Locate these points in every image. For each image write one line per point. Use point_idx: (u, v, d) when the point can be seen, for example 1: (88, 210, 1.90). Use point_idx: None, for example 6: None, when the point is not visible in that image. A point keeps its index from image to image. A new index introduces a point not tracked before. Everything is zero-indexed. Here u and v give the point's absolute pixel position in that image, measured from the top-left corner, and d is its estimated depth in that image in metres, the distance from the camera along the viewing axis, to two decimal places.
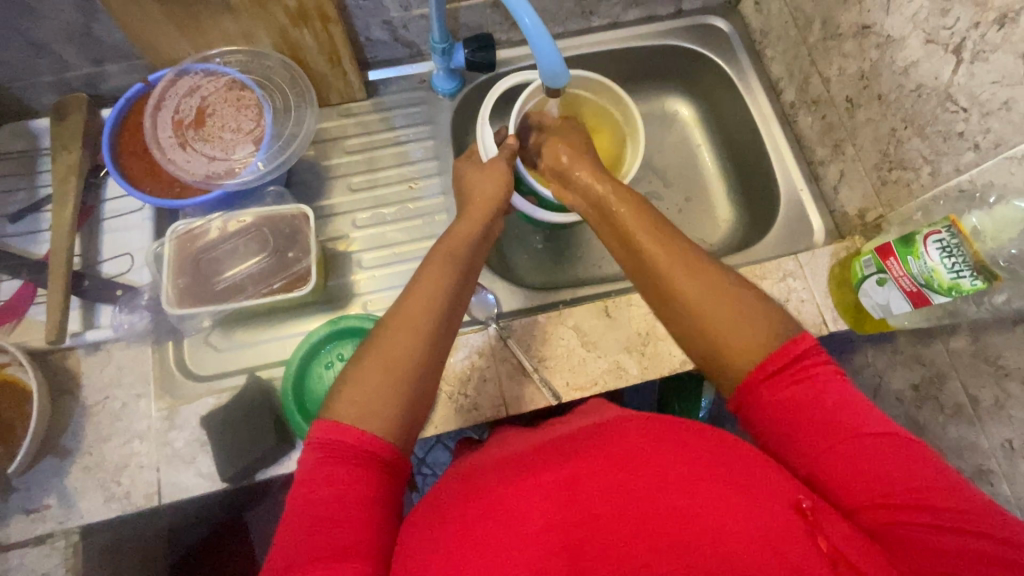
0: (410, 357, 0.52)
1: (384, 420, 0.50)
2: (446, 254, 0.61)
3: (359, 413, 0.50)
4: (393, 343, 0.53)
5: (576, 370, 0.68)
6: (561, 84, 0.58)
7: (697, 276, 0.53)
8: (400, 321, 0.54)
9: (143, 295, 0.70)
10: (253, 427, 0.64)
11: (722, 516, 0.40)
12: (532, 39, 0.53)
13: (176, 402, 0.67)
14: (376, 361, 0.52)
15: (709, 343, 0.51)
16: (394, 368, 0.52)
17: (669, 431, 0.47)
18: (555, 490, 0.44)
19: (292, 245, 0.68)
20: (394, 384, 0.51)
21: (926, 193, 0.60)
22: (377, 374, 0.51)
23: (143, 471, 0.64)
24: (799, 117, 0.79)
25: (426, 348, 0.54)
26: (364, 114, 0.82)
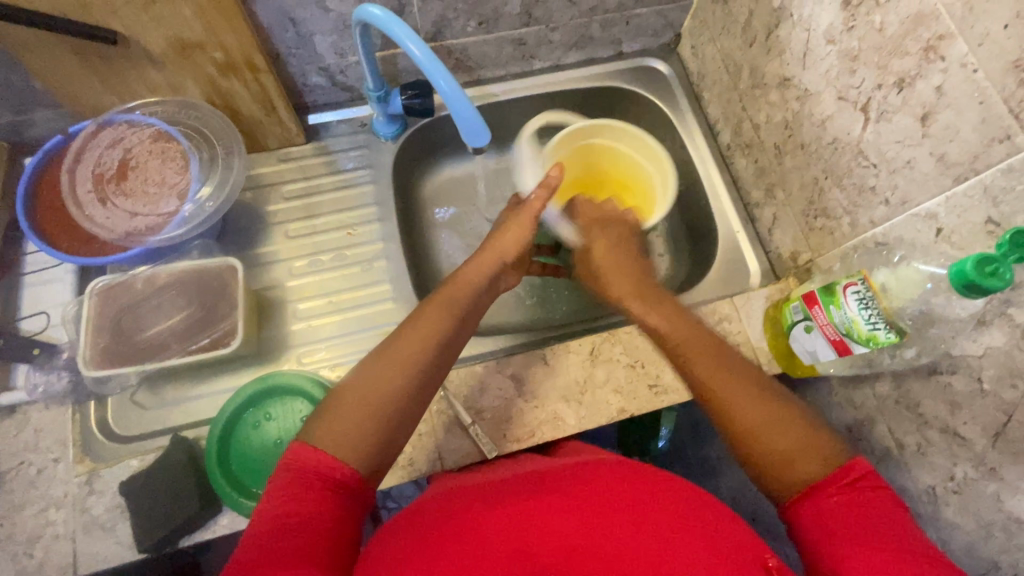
0: (394, 397, 0.50)
1: (356, 447, 0.47)
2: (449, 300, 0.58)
3: (336, 443, 0.47)
4: (382, 380, 0.51)
5: (514, 422, 0.67)
6: (483, 142, 0.59)
7: (766, 404, 0.52)
8: (393, 359, 0.52)
9: (64, 354, 0.67)
10: (172, 495, 0.61)
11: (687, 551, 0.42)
12: (447, 98, 0.54)
13: (97, 465, 0.64)
14: (359, 400, 0.49)
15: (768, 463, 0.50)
16: (369, 403, 0.49)
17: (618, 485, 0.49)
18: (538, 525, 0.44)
19: (220, 299, 0.66)
20: (373, 421, 0.49)
21: (847, 242, 0.61)
22: (361, 411, 0.49)
23: (59, 541, 0.61)
24: (735, 159, 0.80)
25: (412, 387, 0.52)
26: (304, 158, 0.82)
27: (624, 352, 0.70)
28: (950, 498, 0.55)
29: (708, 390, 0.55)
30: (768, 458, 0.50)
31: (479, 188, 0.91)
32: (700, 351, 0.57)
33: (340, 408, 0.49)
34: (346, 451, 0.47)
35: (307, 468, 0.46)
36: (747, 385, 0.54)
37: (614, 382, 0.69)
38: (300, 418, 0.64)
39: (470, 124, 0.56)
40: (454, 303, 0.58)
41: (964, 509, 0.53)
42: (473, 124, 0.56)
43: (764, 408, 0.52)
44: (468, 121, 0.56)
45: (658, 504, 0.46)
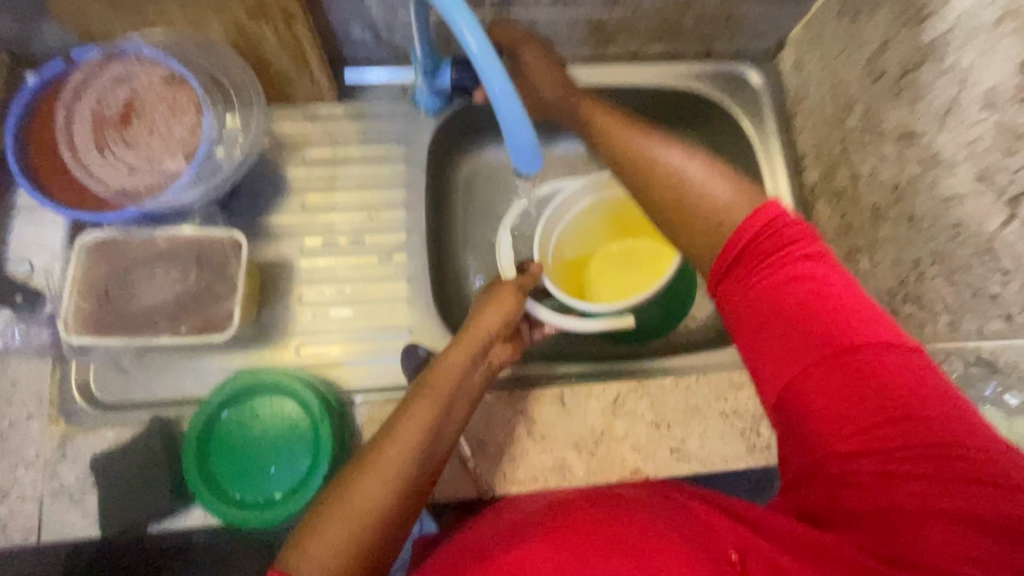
0: (375, 514, 0.45)
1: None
2: (432, 389, 0.52)
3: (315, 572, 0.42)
4: (361, 495, 0.45)
5: (516, 463, 0.61)
6: (534, 167, 0.53)
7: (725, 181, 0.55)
8: (375, 465, 0.47)
9: (47, 305, 0.62)
10: (143, 479, 0.58)
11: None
12: (502, 115, 0.48)
13: (73, 430, 0.60)
14: (336, 522, 0.44)
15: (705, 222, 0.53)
16: (348, 526, 0.44)
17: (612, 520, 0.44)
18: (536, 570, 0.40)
19: (218, 278, 0.59)
20: (356, 543, 0.44)
21: (939, 344, 0.52)
22: (341, 533, 0.43)
23: (25, 503, 0.58)
24: (818, 205, 0.70)
25: (396, 498, 0.46)
26: (333, 121, 0.72)
27: (650, 407, 0.63)
28: None
29: (676, 201, 0.56)
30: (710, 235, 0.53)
31: (520, 181, 0.81)
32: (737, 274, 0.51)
33: (323, 523, 0.44)
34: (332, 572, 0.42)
35: None
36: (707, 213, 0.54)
37: (633, 439, 0.62)
38: (290, 423, 0.59)
39: (523, 147, 0.50)
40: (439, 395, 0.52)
41: None
42: (525, 149, 0.51)
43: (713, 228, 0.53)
44: (522, 144, 0.50)
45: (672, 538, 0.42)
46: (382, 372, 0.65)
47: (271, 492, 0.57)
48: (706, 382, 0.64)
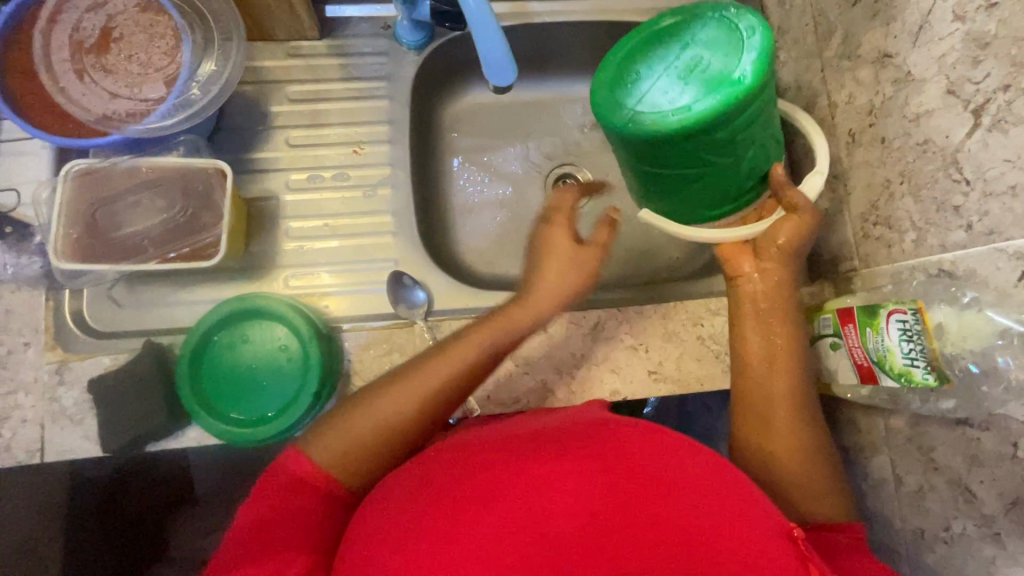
0: (395, 429, 0.51)
1: (348, 471, 0.49)
2: (488, 334, 0.55)
3: (331, 457, 0.49)
4: (387, 407, 0.51)
5: (499, 384, 0.64)
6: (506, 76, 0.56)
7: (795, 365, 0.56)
8: (416, 388, 0.52)
9: (35, 237, 0.62)
10: (142, 401, 0.60)
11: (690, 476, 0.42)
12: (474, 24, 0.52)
13: (68, 357, 0.62)
14: (360, 418, 0.50)
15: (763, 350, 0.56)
16: (367, 433, 0.50)
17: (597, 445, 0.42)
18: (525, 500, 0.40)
19: (205, 208, 0.61)
20: (366, 448, 0.50)
21: (904, 261, 0.54)
22: (360, 436, 0.50)
23: (26, 425, 0.60)
24: (796, 138, 0.71)
25: (413, 424, 0.51)
26: (315, 56, 0.72)
27: (629, 332, 0.65)
28: (936, 546, 0.53)
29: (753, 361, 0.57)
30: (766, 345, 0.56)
31: (505, 120, 0.82)
32: (764, 403, 0.55)
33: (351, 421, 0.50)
34: (339, 469, 0.49)
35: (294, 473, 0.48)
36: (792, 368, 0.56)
37: (612, 362, 0.65)
38: (279, 348, 0.61)
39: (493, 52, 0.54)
40: (492, 333, 0.55)
41: (949, 559, 0.51)
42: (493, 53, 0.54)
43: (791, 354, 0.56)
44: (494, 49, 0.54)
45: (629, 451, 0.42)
46: (369, 302, 0.66)
47: (261, 410, 0.60)
48: (683, 308, 0.66)
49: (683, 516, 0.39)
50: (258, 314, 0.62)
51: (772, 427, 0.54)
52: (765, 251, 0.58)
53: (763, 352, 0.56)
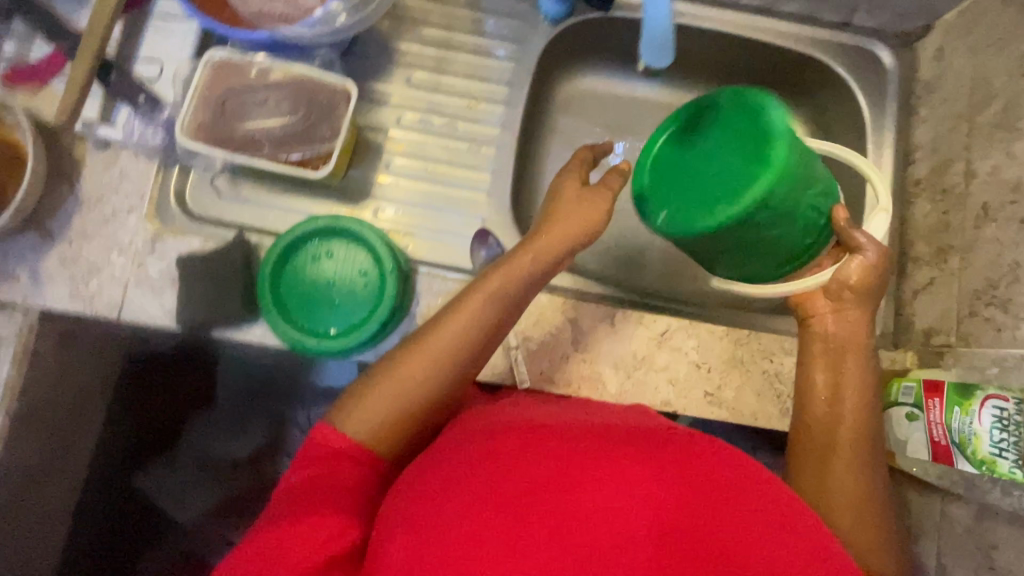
0: (418, 392, 0.52)
1: (376, 433, 0.50)
2: (494, 292, 0.54)
3: (365, 428, 0.50)
4: (409, 374, 0.52)
5: (555, 363, 0.64)
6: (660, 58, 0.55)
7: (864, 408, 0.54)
8: (428, 354, 0.53)
9: (164, 112, 0.66)
10: (220, 289, 0.63)
11: (757, 496, 0.39)
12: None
13: (164, 230, 0.65)
14: (386, 389, 0.51)
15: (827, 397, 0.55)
16: (395, 396, 0.51)
17: (646, 450, 0.40)
18: (567, 497, 0.37)
19: (324, 120, 0.62)
20: (398, 414, 0.51)
21: (1015, 348, 0.51)
22: (386, 403, 0.51)
23: (112, 282, 0.64)
24: (917, 199, 0.68)
25: (437, 385, 0.52)
26: (454, 6, 0.73)
27: (695, 348, 0.64)
28: None
29: (813, 413, 0.55)
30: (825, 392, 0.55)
31: (618, 113, 0.81)
32: (823, 453, 0.53)
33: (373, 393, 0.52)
34: (373, 438, 0.50)
35: (330, 443, 0.49)
36: (863, 421, 0.54)
37: (671, 372, 0.64)
38: (358, 273, 0.63)
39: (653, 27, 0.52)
40: (497, 291, 0.54)
41: None
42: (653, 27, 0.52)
43: (862, 398, 0.54)
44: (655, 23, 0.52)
45: (678, 459, 0.39)
46: (449, 251, 0.67)
47: (325, 326, 0.62)
48: (756, 339, 0.64)
49: (743, 535, 0.36)
50: (332, 234, 0.63)
51: (828, 477, 0.52)
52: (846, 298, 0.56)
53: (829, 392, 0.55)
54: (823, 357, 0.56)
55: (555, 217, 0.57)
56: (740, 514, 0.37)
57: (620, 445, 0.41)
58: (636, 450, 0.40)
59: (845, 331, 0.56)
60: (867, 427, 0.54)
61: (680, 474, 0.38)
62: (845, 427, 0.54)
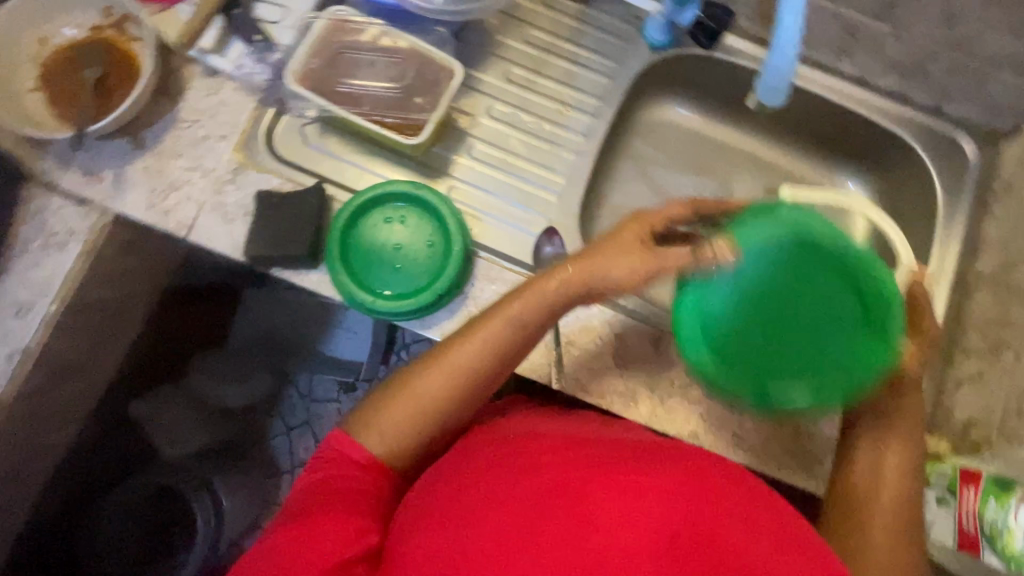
0: (434, 408, 0.53)
1: (390, 444, 0.53)
2: (512, 317, 0.54)
3: (382, 438, 0.53)
4: (424, 389, 0.53)
5: (592, 372, 0.64)
6: (773, 99, 0.55)
7: (903, 483, 0.53)
8: (437, 380, 0.53)
9: (275, 54, 0.69)
10: (289, 228, 0.63)
11: (757, 515, 0.42)
12: (778, 40, 0.50)
13: (248, 163, 0.68)
14: (401, 404, 0.53)
15: (864, 473, 0.55)
16: (410, 411, 0.53)
17: (655, 467, 0.44)
18: (577, 506, 0.42)
19: (425, 91, 0.65)
20: (412, 427, 0.53)
21: None
22: (401, 418, 0.53)
23: (189, 202, 0.66)
24: (977, 292, 0.68)
25: (450, 404, 0.53)
26: (563, 14, 0.76)
27: None
28: None
29: (853, 486, 0.55)
30: (864, 467, 0.55)
31: (694, 148, 0.83)
32: (855, 532, 0.52)
33: (390, 404, 0.54)
34: (390, 445, 0.53)
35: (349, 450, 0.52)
36: (903, 499, 0.53)
37: (703, 406, 0.64)
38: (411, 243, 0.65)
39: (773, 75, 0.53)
40: (516, 315, 0.54)
41: None
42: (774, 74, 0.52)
43: (902, 476, 0.54)
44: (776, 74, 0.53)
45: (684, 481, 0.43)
46: (511, 242, 0.68)
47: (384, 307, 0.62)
48: None
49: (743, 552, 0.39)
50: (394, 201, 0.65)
51: (867, 559, 0.50)
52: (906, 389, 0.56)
53: (868, 469, 0.55)
54: (863, 435, 0.56)
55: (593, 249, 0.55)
56: (740, 530, 0.41)
57: (630, 463, 0.45)
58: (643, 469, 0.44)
59: (895, 411, 0.56)
60: (906, 507, 0.52)
61: (685, 494, 0.42)
62: (888, 506, 0.52)
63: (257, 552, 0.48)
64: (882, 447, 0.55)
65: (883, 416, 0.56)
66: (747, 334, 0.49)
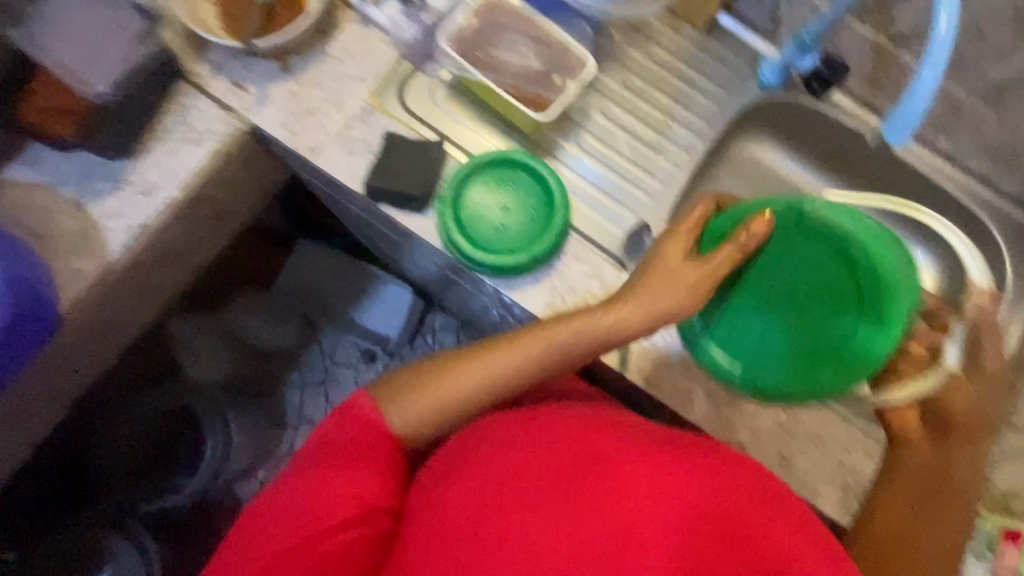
0: (465, 405, 0.59)
1: (413, 429, 0.58)
2: (553, 339, 0.58)
3: (412, 422, 0.58)
4: (457, 385, 0.58)
5: (657, 365, 0.67)
6: (898, 141, 0.64)
7: (938, 535, 0.56)
8: (443, 394, 0.58)
9: (426, 18, 0.76)
10: (408, 170, 0.68)
11: (741, 486, 0.51)
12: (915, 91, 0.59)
13: (380, 107, 0.73)
14: (433, 398, 0.58)
15: (899, 518, 0.57)
16: (443, 403, 0.58)
17: (648, 450, 0.51)
18: (587, 499, 0.49)
19: (557, 75, 0.70)
20: (431, 419, 0.59)
21: None
22: (432, 408, 0.58)
23: (320, 129, 0.72)
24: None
25: (473, 405, 0.59)
26: (686, 41, 0.82)
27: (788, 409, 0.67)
28: None
29: (890, 533, 0.56)
30: (901, 530, 0.56)
31: (777, 188, 0.88)
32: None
33: (421, 397, 0.58)
34: (418, 428, 0.59)
35: (369, 427, 0.57)
36: (936, 544, 0.55)
37: (756, 421, 0.66)
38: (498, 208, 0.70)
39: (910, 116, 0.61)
40: (557, 338, 0.58)
41: None
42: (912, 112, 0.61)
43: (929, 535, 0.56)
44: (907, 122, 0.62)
45: (674, 463, 0.50)
46: (602, 230, 0.72)
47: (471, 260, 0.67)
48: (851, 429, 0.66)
49: (726, 516, 0.48)
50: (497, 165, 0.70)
51: None
52: (942, 438, 0.58)
53: (908, 522, 0.56)
54: (909, 483, 0.58)
55: (642, 285, 0.58)
56: (727, 498, 0.49)
57: (628, 450, 0.51)
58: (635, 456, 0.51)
59: (927, 462, 0.58)
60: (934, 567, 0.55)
61: (674, 471, 0.50)
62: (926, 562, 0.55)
63: (270, 510, 0.55)
64: (926, 501, 0.57)
65: (918, 468, 0.58)
66: (782, 339, 0.61)
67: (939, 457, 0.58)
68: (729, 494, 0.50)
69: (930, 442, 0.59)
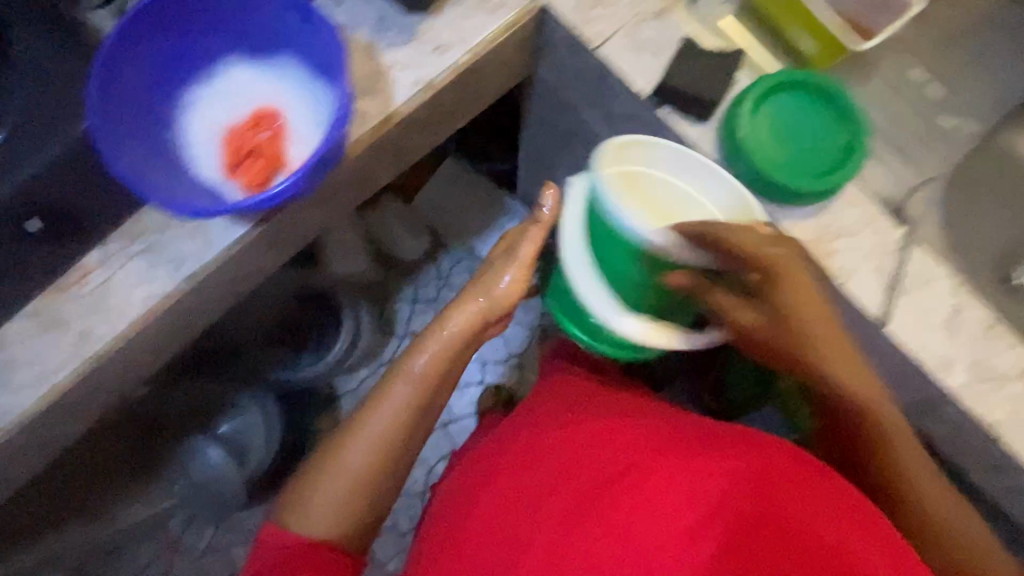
0: (375, 480, 0.63)
1: (334, 523, 0.61)
2: (534, 256, 0.68)
3: (324, 514, 0.61)
4: (349, 461, 0.63)
5: (918, 325, 0.65)
6: None
7: (941, 492, 0.63)
8: (329, 491, 0.62)
9: None
10: (699, 78, 0.67)
11: (787, 475, 0.53)
12: None
13: (674, 8, 0.71)
14: (339, 477, 0.62)
15: (918, 520, 0.63)
16: (377, 462, 0.63)
17: (660, 443, 0.55)
18: (615, 495, 0.52)
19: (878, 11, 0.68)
20: (359, 490, 0.62)
21: None
22: (339, 492, 0.62)
23: (611, 19, 0.70)
24: None
25: (425, 404, 0.66)
26: None
27: None
28: None
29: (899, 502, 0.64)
30: (918, 496, 0.63)
31: None
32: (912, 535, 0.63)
33: (322, 478, 0.62)
34: (335, 528, 0.61)
35: (284, 542, 0.60)
36: (921, 463, 0.64)
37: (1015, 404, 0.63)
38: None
39: None
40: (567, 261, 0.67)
41: None
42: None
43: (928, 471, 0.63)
44: None
45: (708, 450, 0.54)
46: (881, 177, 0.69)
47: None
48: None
49: (767, 506, 0.51)
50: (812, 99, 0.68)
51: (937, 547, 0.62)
52: (907, 457, 0.64)
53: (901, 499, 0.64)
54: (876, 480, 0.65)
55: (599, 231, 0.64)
56: (773, 489, 0.51)
57: (651, 448, 0.54)
58: (628, 452, 0.55)
59: (894, 466, 0.64)
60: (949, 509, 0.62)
61: (716, 462, 0.52)
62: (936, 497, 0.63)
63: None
64: (891, 495, 0.64)
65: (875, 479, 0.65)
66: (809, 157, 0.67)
67: (914, 449, 0.64)
68: (789, 487, 0.53)
69: (907, 473, 0.63)
